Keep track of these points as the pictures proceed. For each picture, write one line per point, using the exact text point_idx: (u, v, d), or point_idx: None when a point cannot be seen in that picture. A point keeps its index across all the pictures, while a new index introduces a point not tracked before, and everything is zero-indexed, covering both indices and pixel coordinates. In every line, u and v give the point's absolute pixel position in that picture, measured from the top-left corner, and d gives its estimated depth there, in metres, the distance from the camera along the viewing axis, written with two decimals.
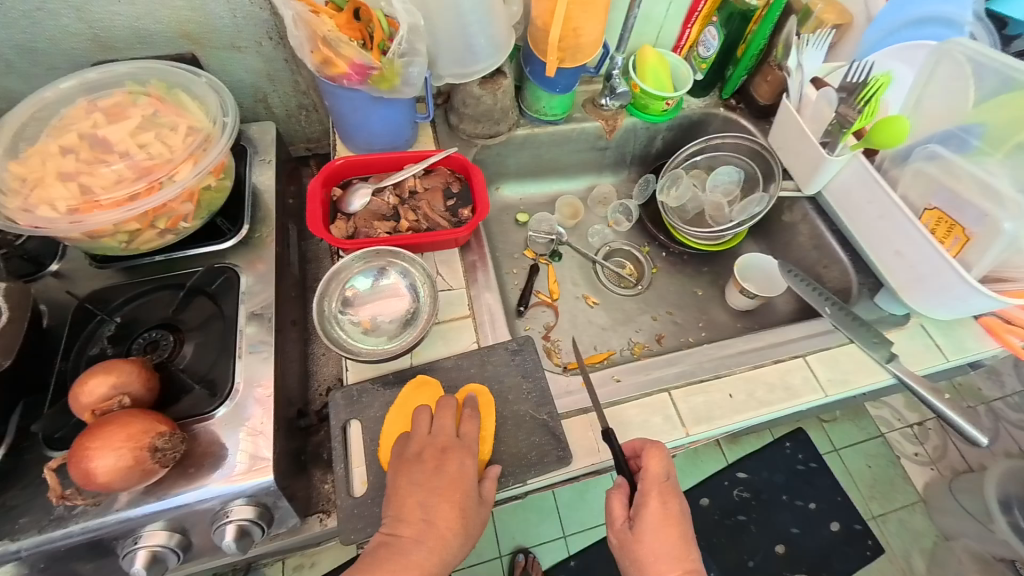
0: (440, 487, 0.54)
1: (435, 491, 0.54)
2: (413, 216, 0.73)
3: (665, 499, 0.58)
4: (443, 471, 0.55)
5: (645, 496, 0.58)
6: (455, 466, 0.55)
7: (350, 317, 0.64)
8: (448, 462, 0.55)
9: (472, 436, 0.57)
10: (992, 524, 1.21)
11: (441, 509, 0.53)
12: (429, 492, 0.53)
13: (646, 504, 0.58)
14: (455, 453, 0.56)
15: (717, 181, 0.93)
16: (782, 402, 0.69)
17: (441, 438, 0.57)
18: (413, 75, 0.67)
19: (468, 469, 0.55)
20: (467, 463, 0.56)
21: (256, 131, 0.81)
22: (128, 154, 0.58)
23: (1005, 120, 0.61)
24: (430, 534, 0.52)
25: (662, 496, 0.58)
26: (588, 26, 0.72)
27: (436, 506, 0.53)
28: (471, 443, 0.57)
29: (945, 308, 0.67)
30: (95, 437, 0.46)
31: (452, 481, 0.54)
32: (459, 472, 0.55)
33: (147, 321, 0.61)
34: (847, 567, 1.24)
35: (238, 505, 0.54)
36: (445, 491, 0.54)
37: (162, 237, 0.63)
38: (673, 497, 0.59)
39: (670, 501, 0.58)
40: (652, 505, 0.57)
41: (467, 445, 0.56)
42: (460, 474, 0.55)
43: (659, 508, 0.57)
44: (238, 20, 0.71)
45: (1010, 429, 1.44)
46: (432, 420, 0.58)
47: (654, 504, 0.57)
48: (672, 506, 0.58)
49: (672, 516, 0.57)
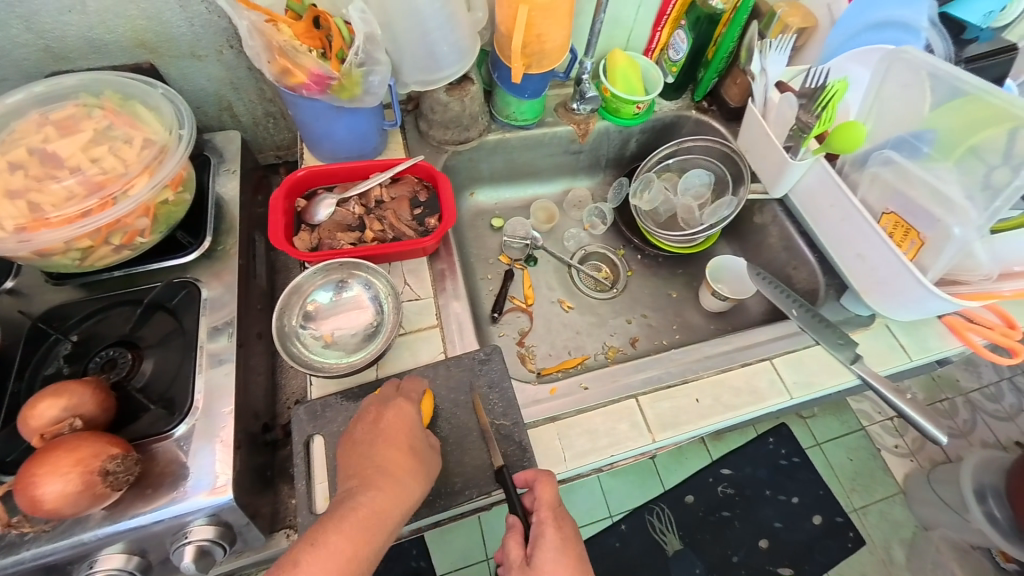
0: (383, 435, 0.54)
1: (378, 439, 0.54)
2: (379, 225, 0.72)
3: (560, 523, 0.56)
4: (383, 421, 0.55)
5: (541, 527, 0.55)
6: (395, 413, 0.56)
7: (311, 331, 0.64)
8: (388, 411, 0.56)
9: (414, 391, 0.60)
10: (968, 514, 1.19)
11: (387, 453, 0.53)
12: (372, 442, 0.54)
13: (544, 534, 0.55)
14: (392, 403, 0.57)
15: (689, 184, 0.93)
16: (747, 405, 0.70)
17: (380, 396, 0.58)
18: (373, 84, 0.67)
19: (408, 414, 0.56)
20: (406, 409, 0.56)
21: (220, 139, 0.79)
22: (79, 169, 0.57)
23: (954, 128, 0.62)
24: (382, 477, 0.51)
25: (557, 522, 0.56)
26: (551, 32, 0.72)
27: (382, 452, 0.53)
28: (412, 393, 0.59)
29: (904, 308, 0.68)
30: (41, 463, 0.47)
31: (394, 426, 0.55)
32: (399, 417, 0.55)
33: (104, 339, 0.61)
34: (828, 560, 1.27)
35: (198, 525, 0.54)
36: (387, 436, 0.54)
37: (118, 253, 0.62)
38: (568, 520, 0.57)
39: (565, 525, 0.56)
40: (549, 537, 0.54)
41: (404, 395, 0.58)
42: (401, 420, 0.55)
43: (557, 534, 0.55)
44: (196, 28, 0.70)
45: (987, 419, 1.46)
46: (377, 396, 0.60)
47: (552, 534, 0.55)
48: (569, 532, 0.56)
49: (569, 540, 0.55)
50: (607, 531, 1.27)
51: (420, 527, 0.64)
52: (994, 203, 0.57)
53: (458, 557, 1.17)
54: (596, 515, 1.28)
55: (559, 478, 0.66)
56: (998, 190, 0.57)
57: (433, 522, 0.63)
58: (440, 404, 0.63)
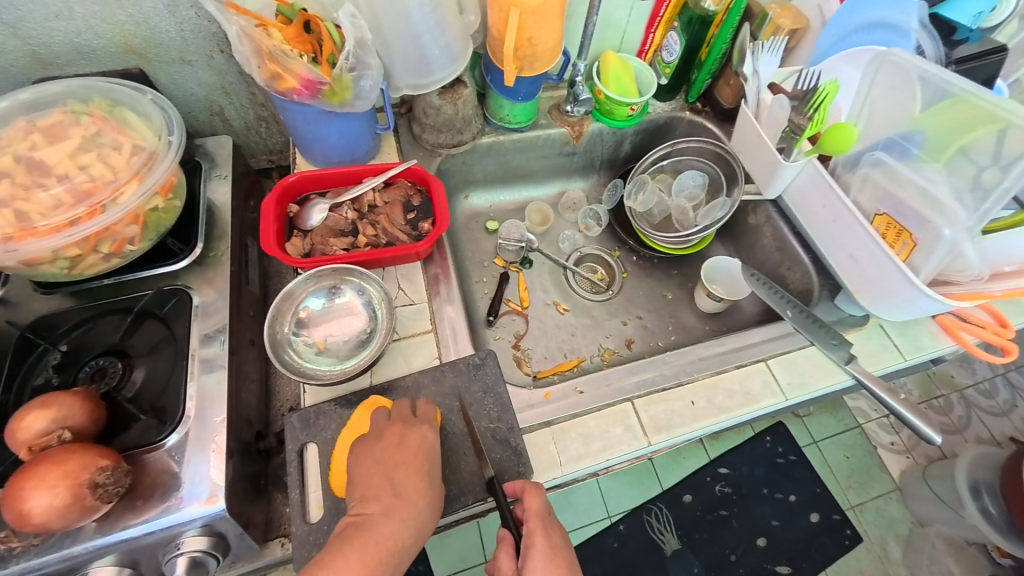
0: (404, 461, 0.54)
1: (401, 465, 0.54)
2: (372, 230, 0.72)
3: (549, 532, 0.56)
4: (405, 446, 0.55)
5: (531, 537, 0.55)
6: (417, 439, 0.56)
7: (304, 338, 0.64)
8: (411, 436, 0.56)
9: (430, 415, 0.59)
10: (963, 510, 1.20)
11: (409, 482, 0.53)
12: (393, 467, 0.54)
13: (534, 544, 0.54)
14: (415, 429, 0.56)
15: (682, 185, 0.93)
16: (741, 407, 0.70)
17: (399, 420, 0.57)
18: (364, 88, 0.67)
19: (430, 441, 0.56)
20: (428, 436, 0.56)
21: (211, 144, 0.79)
22: (67, 177, 0.57)
23: (942, 129, 0.63)
24: (401, 506, 0.52)
25: (547, 531, 0.55)
26: (543, 35, 0.71)
27: (405, 480, 0.53)
28: (430, 418, 0.59)
29: (897, 309, 0.69)
30: (28, 477, 0.47)
31: (415, 452, 0.55)
32: (421, 443, 0.56)
33: (94, 348, 0.61)
34: (825, 557, 1.27)
35: (191, 536, 0.54)
36: (410, 463, 0.54)
37: (107, 261, 0.61)
38: (558, 528, 0.57)
39: (554, 534, 0.56)
40: (539, 547, 0.54)
41: (424, 420, 0.58)
42: (422, 445, 0.56)
43: (547, 543, 0.55)
44: (185, 33, 0.70)
45: (981, 415, 1.48)
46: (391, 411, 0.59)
47: (541, 543, 0.54)
48: (560, 541, 0.56)
49: (559, 548, 0.55)
50: (605, 531, 1.27)
51: None
52: (984, 205, 0.57)
53: (457, 560, 1.17)
54: (594, 515, 1.28)
55: (554, 482, 0.65)
56: (988, 192, 0.57)
57: (428, 530, 0.63)
58: (434, 409, 0.63)
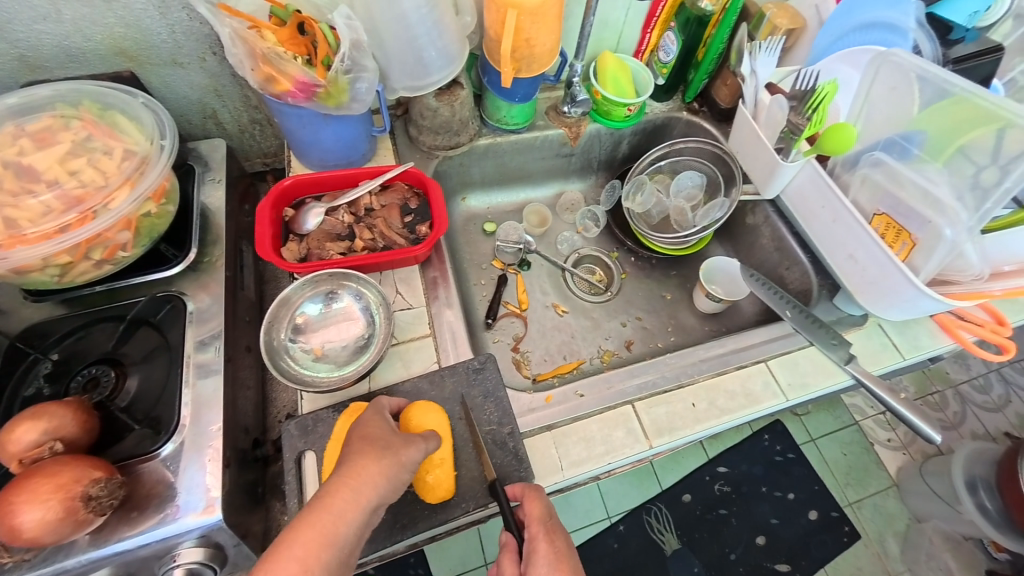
0: (342, 436, 0.53)
1: (338, 441, 0.53)
2: (370, 234, 0.71)
3: (552, 536, 0.55)
4: (345, 426, 0.55)
5: (534, 543, 0.54)
6: (356, 418, 0.55)
7: (301, 345, 0.63)
8: (350, 417, 0.56)
9: (379, 399, 0.59)
10: (960, 505, 1.20)
11: (342, 448, 0.51)
12: (334, 445, 0.53)
13: (537, 550, 0.54)
14: (357, 411, 0.57)
15: (680, 186, 0.93)
16: (742, 409, 0.70)
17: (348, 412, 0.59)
18: (360, 91, 0.66)
19: (369, 414, 0.55)
20: (367, 412, 0.56)
21: (205, 148, 0.78)
22: (57, 183, 0.56)
23: (942, 129, 0.63)
24: (336, 468, 0.49)
25: (551, 535, 0.55)
26: (540, 37, 0.71)
27: (338, 449, 0.52)
28: (377, 400, 0.59)
29: (896, 309, 0.69)
30: (20, 490, 0.46)
31: (359, 429, 0.53)
32: (359, 419, 0.55)
33: (86, 357, 0.60)
34: (824, 555, 1.27)
35: (187, 548, 0.53)
36: (346, 437, 0.53)
37: (99, 268, 0.60)
38: (563, 531, 0.56)
39: (558, 538, 0.55)
40: (543, 553, 0.54)
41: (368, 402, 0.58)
42: (362, 419, 0.55)
43: (550, 548, 0.54)
44: (177, 35, 0.69)
45: (976, 411, 1.48)
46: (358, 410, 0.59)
47: (545, 548, 0.54)
48: (564, 543, 0.55)
49: (563, 552, 0.54)
50: (605, 532, 1.27)
51: (416, 542, 0.63)
52: (985, 205, 0.57)
53: (457, 564, 1.16)
54: (595, 516, 1.28)
55: (557, 487, 0.65)
56: (989, 191, 0.57)
57: (430, 536, 0.62)
58: None
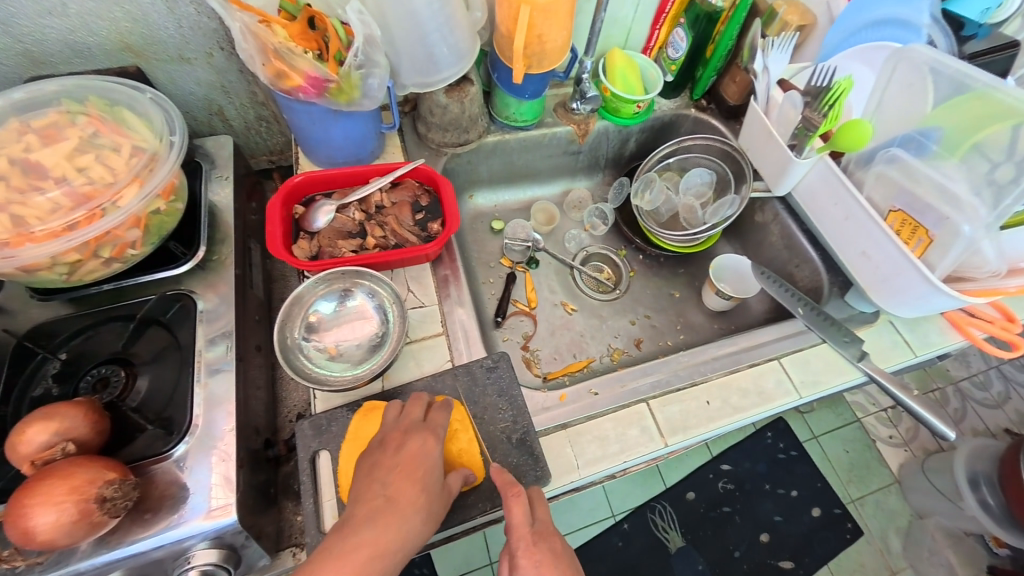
0: (397, 464, 0.53)
1: (393, 467, 0.53)
2: (381, 232, 0.70)
3: (536, 545, 0.53)
4: (402, 450, 0.53)
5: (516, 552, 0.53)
6: (416, 444, 0.54)
7: (314, 344, 0.62)
8: (409, 440, 0.54)
9: (440, 424, 0.57)
10: (962, 501, 1.20)
11: (399, 485, 0.51)
12: (387, 469, 0.53)
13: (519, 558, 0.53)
14: (416, 433, 0.55)
15: (689, 183, 0.93)
16: (755, 407, 0.69)
17: (404, 421, 0.56)
18: (372, 87, 0.65)
19: (429, 450, 0.54)
20: (428, 443, 0.54)
21: (211, 145, 0.77)
22: (65, 180, 0.55)
23: (960, 125, 0.62)
24: (389, 511, 0.50)
25: (535, 542, 0.53)
26: (552, 33, 0.70)
27: (394, 482, 0.51)
28: (437, 428, 0.57)
29: (910, 306, 0.69)
30: (33, 493, 0.45)
31: (412, 459, 0.53)
32: (419, 450, 0.54)
33: (95, 357, 0.59)
34: (828, 552, 1.28)
35: (200, 550, 0.52)
36: (403, 468, 0.52)
37: (108, 266, 0.59)
38: (550, 535, 0.54)
39: (542, 546, 0.53)
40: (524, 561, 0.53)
41: (430, 427, 0.56)
42: (421, 453, 0.54)
43: (533, 558, 0.53)
44: (184, 31, 0.68)
45: (977, 407, 1.49)
46: (402, 411, 0.58)
47: (526, 556, 0.53)
48: (550, 546, 0.54)
49: (547, 560, 0.53)
50: (610, 530, 1.27)
51: (432, 542, 0.63)
52: (1003, 201, 0.57)
53: (461, 563, 1.16)
54: (599, 515, 1.28)
55: (571, 487, 0.64)
56: (1007, 186, 0.57)
57: (445, 536, 0.62)
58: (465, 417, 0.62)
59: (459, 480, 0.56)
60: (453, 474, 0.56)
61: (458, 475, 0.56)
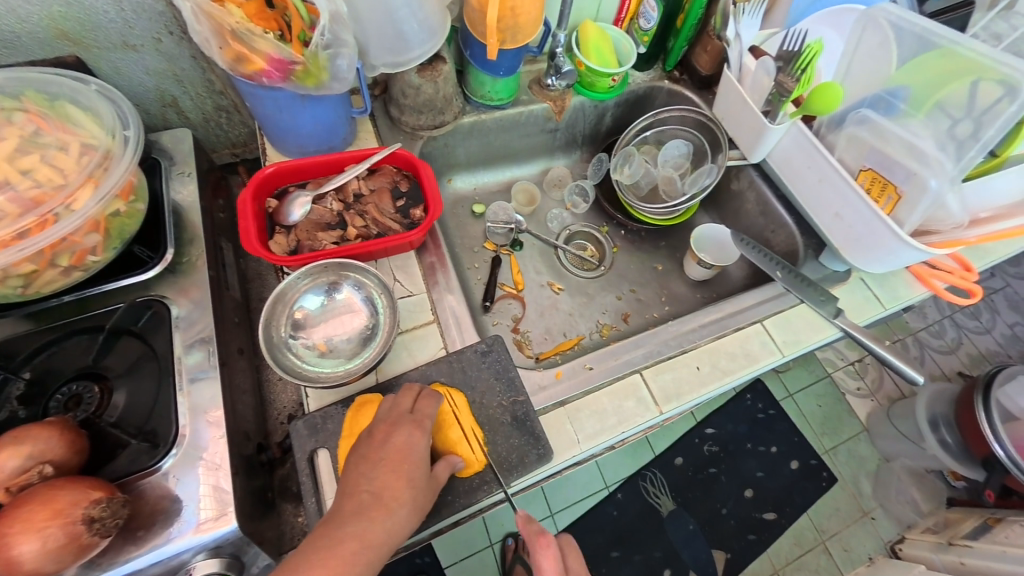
0: (384, 458, 0.52)
1: (380, 461, 0.52)
2: (361, 222, 0.69)
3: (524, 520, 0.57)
4: (388, 443, 0.53)
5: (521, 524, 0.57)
6: (402, 437, 0.53)
7: (303, 341, 0.60)
8: (396, 433, 0.54)
9: (427, 415, 0.56)
10: (923, 442, 1.29)
11: (386, 479, 0.51)
12: (373, 462, 0.52)
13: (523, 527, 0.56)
14: (402, 426, 0.54)
15: (667, 156, 0.94)
16: (742, 368, 0.72)
17: (394, 412, 0.56)
18: (341, 68, 0.62)
19: (416, 442, 0.54)
20: (415, 436, 0.54)
21: (168, 139, 0.71)
22: (7, 184, 0.50)
23: (925, 81, 0.65)
24: (376, 505, 0.49)
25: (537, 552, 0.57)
26: (524, 4, 0.68)
27: (380, 476, 0.51)
28: (424, 419, 0.56)
29: (879, 263, 0.72)
30: (14, 521, 0.43)
31: (401, 453, 0.53)
32: (406, 443, 0.53)
33: (63, 373, 0.55)
34: (807, 501, 1.35)
35: (201, 561, 0.51)
36: (389, 461, 0.52)
37: (68, 276, 0.55)
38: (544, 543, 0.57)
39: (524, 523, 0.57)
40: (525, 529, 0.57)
41: (416, 419, 0.55)
42: (407, 446, 0.53)
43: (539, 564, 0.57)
44: (127, 14, 0.62)
45: (933, 355, 1.59)
46: (396, 399, 0.58)
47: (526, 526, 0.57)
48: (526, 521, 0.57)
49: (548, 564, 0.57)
50: (604, 501, 1.31)
51: (439, 530, 0.62)
52: (965, 154, 0.60)
53: (463, 548, 1.17)
54: (593, 488, 1.32)
55: (573, 461, 0.65)
56: (967, 141, 0.60)
57: (452, 523, 0.62)
58: (468, 398, 0.62)
59: (447, 469, 0.56)
60: (440, 463, 0.56)
61: (445, 463, 0.56)
